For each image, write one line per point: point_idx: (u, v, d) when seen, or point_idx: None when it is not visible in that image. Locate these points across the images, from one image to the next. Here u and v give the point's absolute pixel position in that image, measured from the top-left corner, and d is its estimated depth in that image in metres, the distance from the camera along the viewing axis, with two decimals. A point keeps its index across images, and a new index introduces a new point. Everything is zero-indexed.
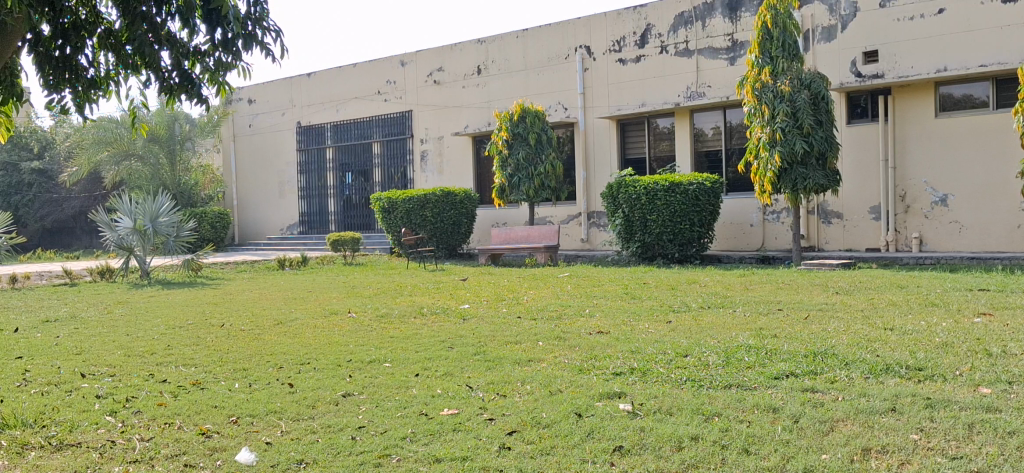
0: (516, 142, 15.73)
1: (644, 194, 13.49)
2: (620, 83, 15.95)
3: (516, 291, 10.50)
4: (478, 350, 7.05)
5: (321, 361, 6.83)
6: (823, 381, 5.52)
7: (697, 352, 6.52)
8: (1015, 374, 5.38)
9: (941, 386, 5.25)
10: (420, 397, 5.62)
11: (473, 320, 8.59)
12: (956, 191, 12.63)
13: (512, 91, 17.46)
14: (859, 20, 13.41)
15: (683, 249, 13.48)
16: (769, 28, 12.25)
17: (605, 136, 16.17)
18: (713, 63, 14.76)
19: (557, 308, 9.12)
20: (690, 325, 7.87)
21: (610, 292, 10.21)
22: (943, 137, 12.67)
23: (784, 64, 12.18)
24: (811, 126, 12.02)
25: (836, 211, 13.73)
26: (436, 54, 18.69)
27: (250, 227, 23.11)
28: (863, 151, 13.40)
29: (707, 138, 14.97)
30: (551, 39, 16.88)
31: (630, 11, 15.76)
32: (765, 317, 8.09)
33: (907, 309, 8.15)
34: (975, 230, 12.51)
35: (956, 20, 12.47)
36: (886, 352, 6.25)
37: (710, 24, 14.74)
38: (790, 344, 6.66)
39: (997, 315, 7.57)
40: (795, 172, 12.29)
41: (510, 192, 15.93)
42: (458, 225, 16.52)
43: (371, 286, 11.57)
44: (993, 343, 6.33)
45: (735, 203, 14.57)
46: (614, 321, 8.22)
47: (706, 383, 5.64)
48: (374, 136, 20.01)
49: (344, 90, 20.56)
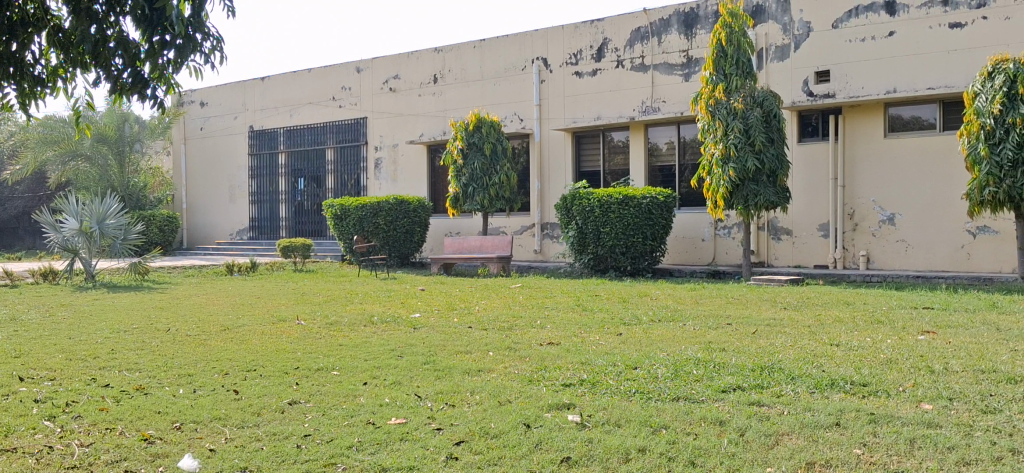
0: (472, 152, 15.69)
1: (597, 206, 13.56)
2: (576, 96, 16.03)
3: (468, 301, 10.50)
4: (427, 359, 7.03)
5: (268, 368, 6.76)
6: (769, 395, 5.57)
7: (646, 364, 6.57)
8: (956, 391, 5.48)
9: (883, 402, 5.33)
10: (368, 406, 5.57)
11: (424, 330, 8.54)
12: (904, 210, 12.86)
13: (468, 102, 17.48)
14: (812, 39, 13.64)
15: (636, 262, 13.56)
16: (723, 45, 12.41)
17: (560, 148, 16.21)
18: (668, 79, 14.90)
19: (508, 318, 9.12)
20: (642, 338, 7.93)
21: (562, 304, 10.21)
22: (892, 157, 12.90)
23: (737, 82, 12.32)
24: (763, 143, 12.20)
25: (785, 228, 13.91)
26: (392, 61, 18.63)
27: (199, 231, 22.77)
28: (813, 169, 13.59)
29: (661, 152, 15.09)
30: (508, 50, 16.92)
31: (588, 25, 15.86)
32: (714, 331, 8.16)
33: (853, 326, 8.24)
34: (921, 250, 12.75)
35: (906, 43, 12.73)
36: (832, 366, 6.34)
37: (666, 40, 14.88)
38: (738, 358, 6.74)
39: (941, 333, 7.70)
40: (747, 188, 12.41)
41: (464, 202, 15.90)
42: (410, 234, 16.47)
43: (321, 293, 11.51)
44: (935, 360, 6.45)
45: (687, 218, 14.70)
46: (564, 333, 8.21)
47: (655, 395, 5.66)
48: (328, 142, 19.88)
49: (299, 94, 20.39)
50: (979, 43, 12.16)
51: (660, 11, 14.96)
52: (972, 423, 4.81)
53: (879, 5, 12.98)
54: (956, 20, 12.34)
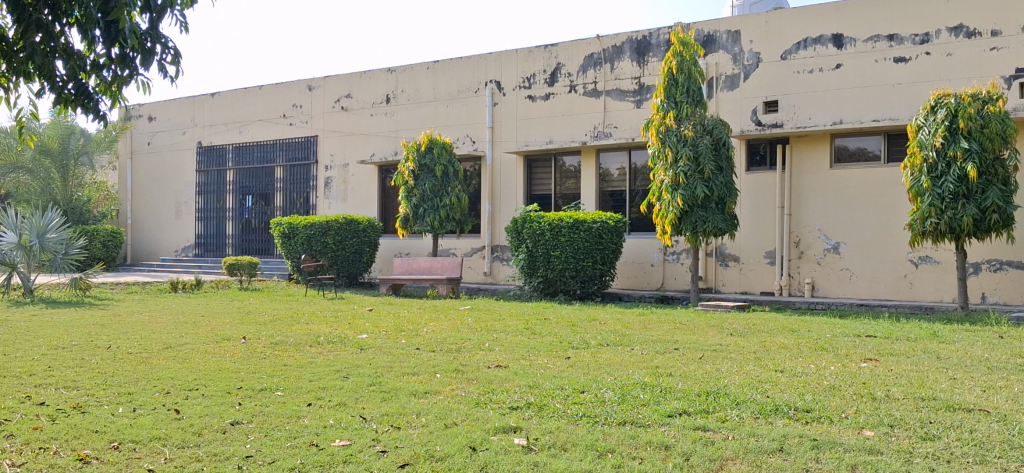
0: (424, 173, 15.68)
1: (548, 230, 13.60)
2: (529, 119, 16.10)
3: (416, 323, 10.42)
4: (373, 381, 6.95)
5: (210, 387, 6.64)
6: (714, 420, 5.60)
7: (594, 388, 6.57)
8: (897, 418, 5.55)
9: (826, 428, 5.38)
10: (311, 427, 5.49)
11: (370, 351, 8.46)
12: (848, 239, 13.07)
13: (420, 123, 17.47)
14: (761, 70, 13.87)
15: (586, 285, 13.61)
16: (675, 73, 12.59)
17: (511, 171, 16.24)
18: (620, 104, 15.03)
19: (456, 341, 9.06)
20: (589, 362, 7.93)
21: (511, 327, 10.16)
22: (837, 187, 13.12)
23: (687, 110, 12.48)
24: (712, 171, 12.35)
25: (733, 254, 14.06)
26: (345, 80, 18.57)
27: (143, 247, 22.38)
28: (761, 197, 13.77)
29: (612, 178, 15.19)
30: (461, 72, 16.96)
31: (541, 50, 15.97)
32: (661, 356, 8.19)
33: (797, 352, 8.34)
34: (864, 278, 12.95)
35: (853, 75, 13.01)
36: (776, 392, 6.41)
37: (619, 66, 15.04)
38: (685, 383, 6.77)
39: (883, 361, 7.82)
40: (695, 214, 12.53)
41: (414, 223, 15.84)
42: (359, 254, 16.37)
43: (267, 312, 11.35)
44: (877, 387, 6.54)
45: (636, 243, 14.79)
46: (512, 356, 8.18)
47: (601, 419, 5.66)
48: (277, 160, 19.72)
49: (249, 111, 20.20)
50: (923, 77, 12.47)
51: (613, 38, 15.13)
52: (911, 450, 4.87)
53: (826, 38, 13.26)
54: (900, 54, 12.67)
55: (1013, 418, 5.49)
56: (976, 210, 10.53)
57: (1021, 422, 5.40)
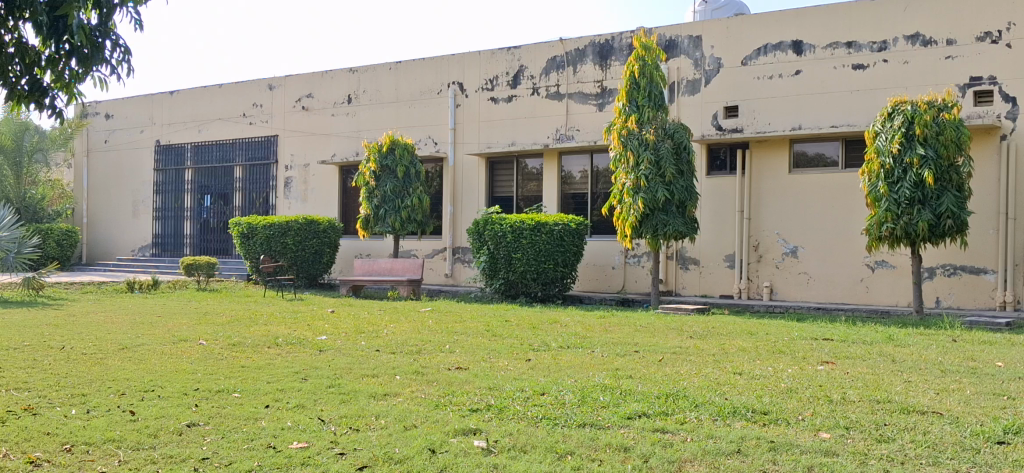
0: (385, 174, 15.63)
1: (510, 232, 13.60)
2: (491, 121, 16.09)
3: (376, 324, 10.36)
4: (332, 383, 6.91)
5: (167, 389, 6.56)
6: (673, 422, 5.63)
7: (554, 390, 6.57)
8: (852, 420, 5.62)
9: (783, 430, 5.43)
10: (269, 429, 5.44)
11: (330, 352, 8.40)
12: (806, 243, 13.21)
13: (382, 123, 17.40)
14: (721, 75, 13.99)
15: (547, 288, 13.62)
16: (637, 77, 12.65)
17: (473, 173, 16.22)
18: (583, 108, 15.09)
19: (416, 343, 9.02)
20: (550, 364, 7.93)
21: (472, 329, 10.14)
22: (796, 192, 13.26)
23: (649, 114, 12.54)
24: (673, 175, 12.42)
25: (693, 257, 14.16)
26: (306, 80, 18.44)
27: (99, 247, 22.05)
28: (721, 201, 13.88)
29: (574, 180, 15.22)
30: (423, 73, 16.92)
31: (504, 52, 15.98)
32: (621, 358, 8.22)
33: (756, 355, 8.42)
34: (822, 282, 13.10)
35: (812, 81, 13.17)
36: (734, 394, 6.46)
37: (581, 69, 15.09)
38: (644, 385, 6.81)
39: (840, 364, 7.91)
40: (656, 218, 12.59)
41: (375, 224, 15.75)
42: (319, 255, 16.26)
43: (225, 313, 11.22)
44: (833, 389, 6.62)
45: (598, 245, 14.83)
46: (473, 358, 8.16)
47: (562, 421, 5.67)
48: (236, 160, 19.53)
49: (208, 110, 20.00)
50: (880, 84, 12.66)
51: (576, 41, 15.18)
52: (866, 452, 4.94)
53: (786, 44, 13.41)
54: (859, 62, 12.84)
55: (965, 420, 5.58)
56: (931, 216, 10.69)
57: (972, 424, 5.49)
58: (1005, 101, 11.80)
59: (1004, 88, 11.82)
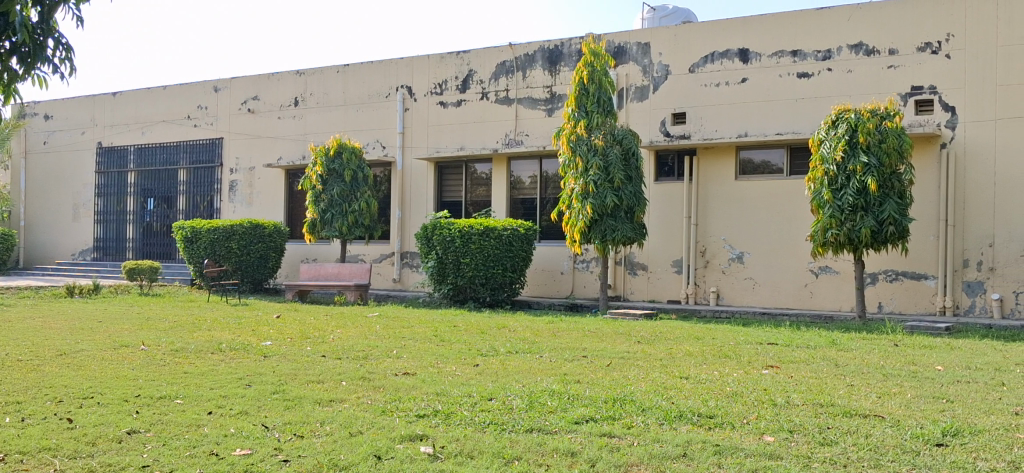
0: (332, 178, 15.46)
1: (458, 237, 13.57)
2: (440, 126, 16.05)
3: (323, 330, 10.25)
4: (276, 389, 6.81)
5: (106, 396, 6.41)
6: (620, 426, 5.64)
7: (502, 396, 6.55)
8: (796, 424, 5.68)
9: (728, 434, 5.47)
10: (211, 436, 5.34)
11: (275, 358, 8.29)
12: (752, 249, 13.36)
13: (330, 127, 17.25)
14: (669, 82, 14.11)
15: (496, 293, 13.60)
16: (586, 83, 12.71)
17: (422, 177, 16.14)
18: (532, 113, 15.12)
19: (363, 348, 8.94)
20: (498, 369, 7.91)
21: (419, 334, 10.07)
22: (742, 198, 13.41)
23: (598, 120, 12.60)
24: (622, 180, 12.50)
25: (641, 263, 14.24)
26: (252, 82, 18.23)
27: (37, 250, 21.54)
28: (669, 207, 13.99)
29: (523, 186, 15.24)
30: (372, 76, 16.82)
31: (453, 56, 15.95)
32: (569, 363, 8.24)
33: (702, 359, 8.49)
34: (767, 287, 13.26)
35: (758, 89, 13.34)
36: (680, 398, 6.50)
37: (530, 75, 15.13)
38: (592, 389, 6.82)
39: (784, 368, 8.01)
40: (605, 223, 12.65)
41: (322, 228, 15.60)
42: (265, 259, 16.07)
43: (167, 318, 11.02)
44: (778, 393, 6.68)
45: (546, 251, 14.85)
46: (420, 364, 8.11)
47: (509, 426, 5.65)
48: (180, 162, 19.23)
49: (152, 112, 19.67)
50: (824, 93, 12.86)
51: (525, 47, 15.20)
52: (810, 455, 4.99)
53: (733, 53, 13.56)
54: (803, 70, 13.03)
55: (905, 423, 5.67)
56: (874, 222, 10.88)
57: (913, 427, 5.58)
58: (945, 111, 12.09)
59: (944, 97, 12.10)
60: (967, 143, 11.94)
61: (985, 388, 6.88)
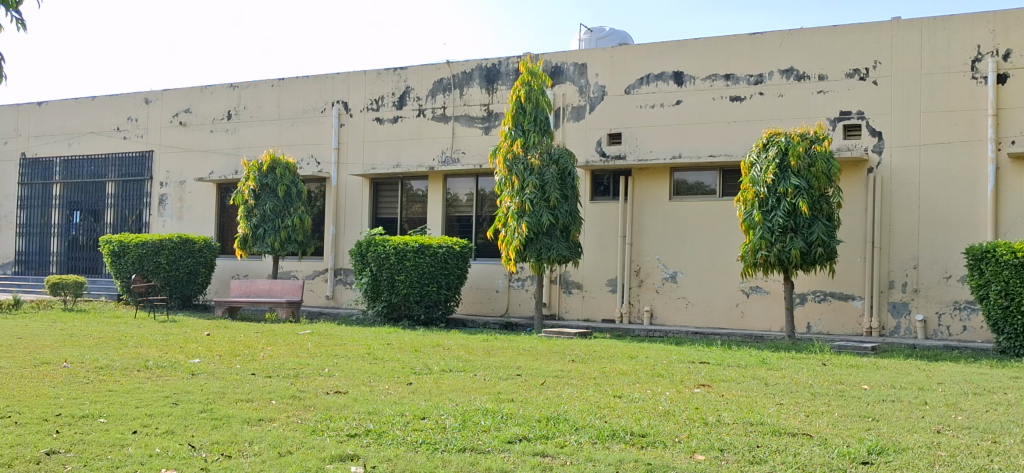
0: (264, 193, 15.28)
1: (393, 254, 13.48)
2: (376, 142, 15.96)
3: (252, 347, 10.08)
4: (204, 407, 6.66)
5: (24, 415, 6.20)
6: (553, 445, 5.64)
7: (435, 415, 6.50)
8: (726, 442, 5.74)
9: (659, 452, 5.50)
10: (135, 456, 5.20)
11: (202, 376, 8.12)
12: (685, 269, 13.51)
13: (263, 141, 17.04)
14: (605, 102, 14.24)
15: (430, 310, 13.51)
16: (522, 102, 12.76)
17: (357, 193, 16.01)
18: (468, 130, 15.13)
19: (294, 366, 8.80)
20: (431, 388, 7.86)
21: (352, 353, 9.94)
22: (675, 218, 13.56)
23: (534, 139, 12.65)
24: (558, 199, 12.56)
25: (576, 281, 14.30)
26: (184, 94, 17.94)
27: None
28: (604, 227, 14.09)
29: (459, 203, 15.21)
30: (307, 91, 16.68)
31: (390, 73, 15.90)
32: (503, 382, 8.21)
33: (635, 378, 8.54)
34: (699, 307, 13.39)
35: (692, 111, 13.53)
36: (613, 417, 6.52)
37: (467, 93, 15.15)
38: (526, 408, 6.81)
39: (715, 387, 8.10)
40: (540, 242, 12.69)
41: (253, 244, 15.40)
42: (194, 275, 15.77)
43: (92, 335, 10.72)
44: (709, 412, 6.74)
45: (482, 268, 14.83)
46: (353, 382, 8.01)
47: (441, 446, 5.60)
48: (108, 175, 18.80)
49: (80, 123, 19.22)
50: (756, 116, 13.11)
51: (463, 65, 15.23)
52: None
53: (668, 75, 13.75)
54: (736, 93, 13.27)
55: (832, 441, 5.76)
56: (803, 243, 11.09)
57: (840, 445, 5.68)
58: (872, 135, 12.41)
59: (872, 123, 12.42)
60: (893, 168, 12.26)
61: (910, 407, 7.04)
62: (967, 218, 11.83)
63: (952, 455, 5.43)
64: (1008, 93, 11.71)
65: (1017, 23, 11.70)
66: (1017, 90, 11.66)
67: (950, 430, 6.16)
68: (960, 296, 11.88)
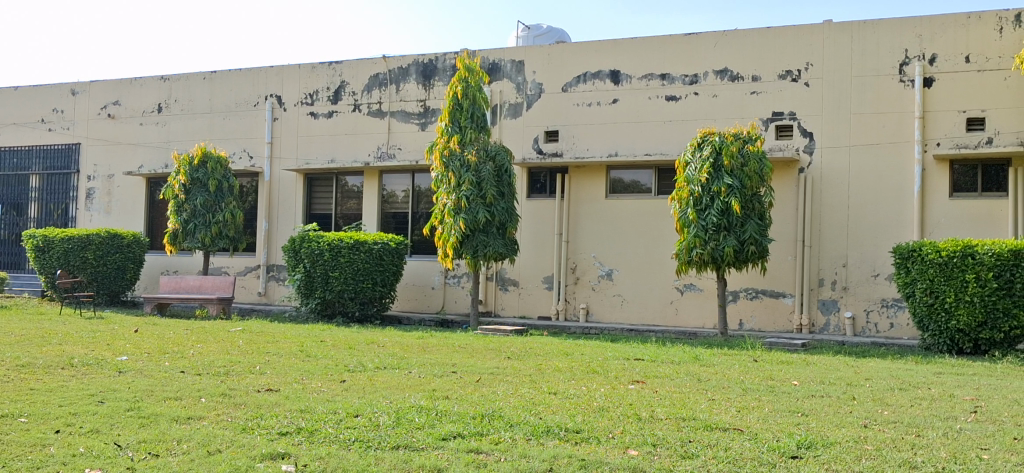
0: (195, 188, 15.01)
1: (327, 250, 13.34)
2: (310, 137, 15.77)
3: (182, 344, 9.88)
4: (131, 406, 6.50)
5: None
6: (487, 442, 5.62)
7: (368, 412, 6.44)
8: (659, 437, 5.78)
9: (593, 448, 5.52)
10: (58, 456, 5.06)
11: (130, 374, 7.94)
12: (620, 266, 13.60)
13: (195, 135, 16.73)
14: (542, 100, 14.25)
15: (364, 308, 13.45)
16: (459, 98, 12.70)
17: (290, 189, 15.80)
18: (404, 126, 15.05)
19: (225, 364, 8.65)
20: (365, 385, 7.78)
21: (284, 350, 9.79)
22: (612, 217, 13.65)
23: (471, 135, 12.62)
24: (494, 196, 12.56)
25: (512, 279, 14.30)
26: (112, 86, 17.52)
27: None
28: (540, 224, 14.11)
29: (395, 199, 15.11)
30: (240, 84, 16.41)
31: (325, 67, 15.71)
32: (438, 379, 8.18)
33: (570, 375, 8.57)
34: (635, 304, 13.50)
35: (628, 110, 13.64)
36: (548, 414, 6.53)
37: (404, 88, 15.06)
38: (460, 405, 6.79)
39: (649, 383, 8.16)
40: (476, 239, 12.67)
41: (183, 239, 15.11)
42: (122, 270, 15.43)
43: (14, 332, 10.40)
44: (642, 408, 6.80)
45: (417, 265, 14.75)
46: (284, 380, 7.90)
47: (374, 444, 5.54)
48: (32, 168, 18.28)
49: (2, 114, 18.65)
50: (691, 115, 13.26)
51: (399, 60, 15.13)
52: (671, 468, 5.09)
53: (604, 74, 13.82)
54: (672, 93, 13.40)
55: (762, 436, 5.85)
56: (736, 241, 11.24)
57: (769, 440, 5.76)
58: (804, 136, 12.63)
59: (803, 124, 12.64)
60: (824, 168, 12.48)
61: (838, 403, 7.17)
62: (894, 218, 12.11)
63: (877, 449, 5.55)
64: (934, 97, 12.02)
65: (942, 28, 12.01)
66: (942, 94, 11.98)
67: (877, 425, 6.29)
68: (887, 294, 12.15)
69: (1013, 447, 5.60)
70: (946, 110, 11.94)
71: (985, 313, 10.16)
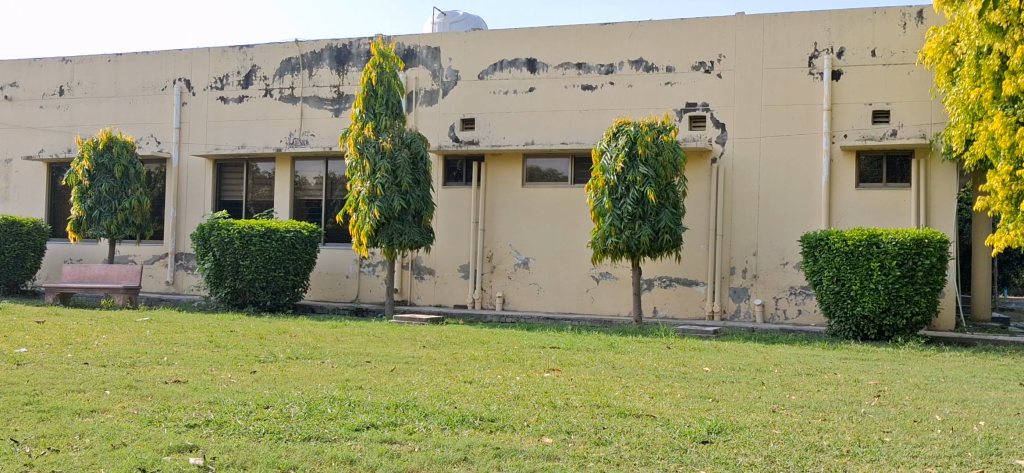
0: (100, 174, 14.55)
1: (237, 238, 13.06)
2: (220, 122, 15.41)
3: (85, 335, 9.55)
4: (30, 399, 6.24)
5: None
6: (401, 432, 5.56)
7: (280, 403, 6.31)
8: (573, 425, 5.80)
9: (509, 436, 5.51)
10: None
11: (30, 366, 7.63)
12: (536, 255, 13.64)
13: (99, 119, 16.19)
14: (458, 87, 14.16)
15: (277, 297, 13.16)
16: (373, 85, 12.54)
17: (199, 175, 15.42)
18: (317, 112, 14.81)
19: (130, 355, 8.37)
20: (276, 376, 7.63)
21: (193, 340, 9.54)
22: (528, 205, 13.67)
23: (386, 122, 12.48)
24: (409, 184, 12.46)
25: (428, 267, 14.21)
26: (10, 67, 16.83)
27: None
28: (457, 213, 14.06)
29: (308, 186, 14.86)
30: (147, 67, 15.93)
31: (235, 50, 15.35)
32: (352, 369, 8.06)
33: (486, 363, 8.55)
34: (550, 292, 13.55)
35: (545, 98, 13.66)
36: (463, 402, 6.50)
37: (317, 73, 14.82)
38: (374, 395, 6.70)
39: (564, 370, 8.18)
40: (392, 227, 12.54)
41: (88, 227, 14.63)
42: (21, 259, 14.85)
43: None
44: (557, 395, 6.81)
45: (331, 254, 14.56)
46: (193, 371, 7.69)
47: (285, 435, 5.43)
48: None
49: None
50: (607, 105, 13.36)
51: (312, 44, 14.88)
52: (585, 455, 5.10)
53: (521, 62, 13.81)
54: (588, 82, 13.47)
55: (674, 422, 5.91)
56: (650, 230, 11.37)
57: (680, 425, 5.83)
58: (716, 127, 12.83)
59: (716, 115, 12.84)
60: (735, 158, 12.71)
61: (748, 388, 7.31)
62: (803, 208, 12.40)
63: (785, 432, 5.67)
64: (841, 89, 12.32)
65: (849, 23, 12.32)
66: (849, 87, 12.28)
67: (784, 409, 6.42)
68: (795, 282, 12.44)
69: (913, 429, 5.77)
70: (852, 103, 12.25)
71: (889, 300, 10.48)
